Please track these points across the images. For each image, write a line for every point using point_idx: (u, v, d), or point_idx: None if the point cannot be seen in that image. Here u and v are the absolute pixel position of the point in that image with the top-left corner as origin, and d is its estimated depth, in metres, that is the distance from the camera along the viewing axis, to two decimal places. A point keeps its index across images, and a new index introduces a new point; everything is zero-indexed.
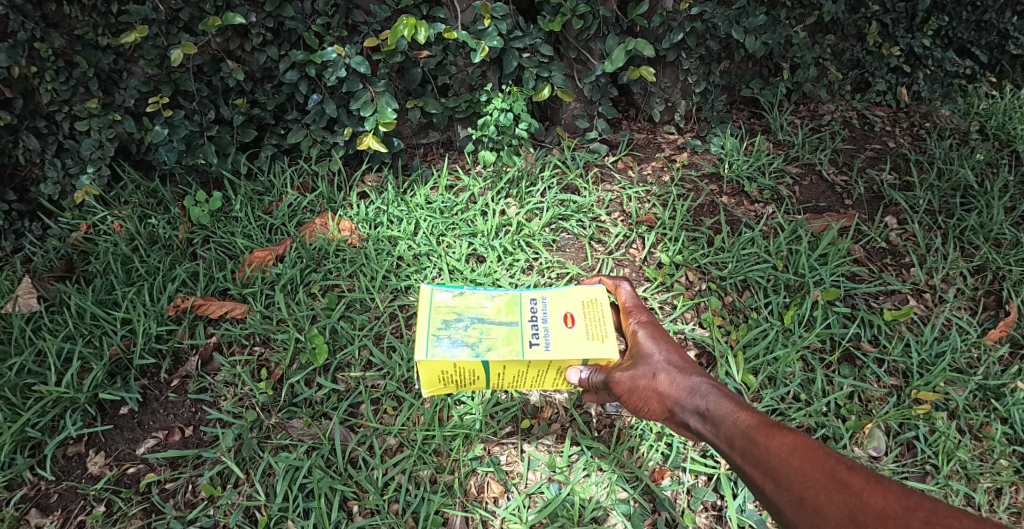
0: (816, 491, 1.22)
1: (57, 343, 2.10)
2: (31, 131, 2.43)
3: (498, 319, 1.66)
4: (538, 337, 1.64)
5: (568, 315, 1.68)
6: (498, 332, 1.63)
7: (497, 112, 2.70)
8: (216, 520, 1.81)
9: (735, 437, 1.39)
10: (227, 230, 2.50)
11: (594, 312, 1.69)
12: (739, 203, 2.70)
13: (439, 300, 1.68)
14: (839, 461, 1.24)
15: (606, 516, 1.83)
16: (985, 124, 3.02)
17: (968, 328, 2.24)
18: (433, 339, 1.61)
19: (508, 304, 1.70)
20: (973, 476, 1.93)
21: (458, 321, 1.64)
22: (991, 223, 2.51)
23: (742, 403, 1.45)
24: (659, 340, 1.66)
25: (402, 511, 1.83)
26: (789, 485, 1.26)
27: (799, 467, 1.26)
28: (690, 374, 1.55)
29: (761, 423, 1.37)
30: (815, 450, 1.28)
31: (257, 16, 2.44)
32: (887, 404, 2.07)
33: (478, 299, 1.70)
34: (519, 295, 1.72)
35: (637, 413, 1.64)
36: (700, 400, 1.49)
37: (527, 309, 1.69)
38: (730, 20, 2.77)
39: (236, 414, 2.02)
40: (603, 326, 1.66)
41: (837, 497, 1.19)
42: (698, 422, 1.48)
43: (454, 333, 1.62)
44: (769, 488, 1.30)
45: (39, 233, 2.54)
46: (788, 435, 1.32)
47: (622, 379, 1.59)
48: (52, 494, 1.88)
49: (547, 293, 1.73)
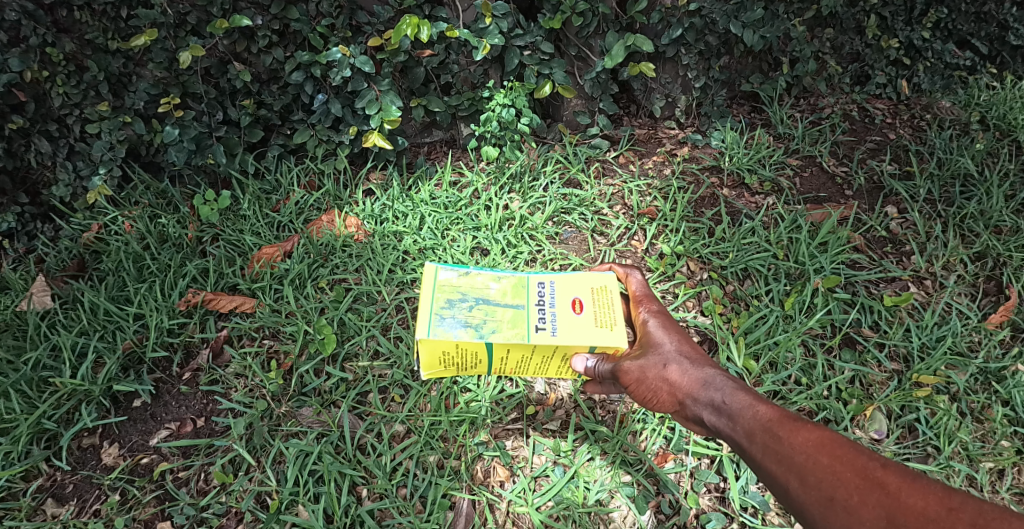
0: (847, 491, 1.18)
1: (71, 338, 2.15)
2: (43, 135, 2.48)
3: (504, 302, 1.70)
4: (545, 322, 1.67)
5: (576, 301, 1.71)
6: (504, 315, 1.67)
7: (500, 108, 2.74)
8: (228, 506, 1.85)
9: (756, 432, 1.36)
10: (236, 229, 2.54)
11: (603, 299, 1.73)
12: (739, 195, 2.74)
13: (443, 279, 1.72)
14: (871, 459, 1.20)
15: (610, 498, 1.87)
16: (987, 115, 3.04)
17: (968, 313, 2.26)
18: (435, 318, 1.64)
19: (515, 287, 1.74)
20: (974, 457, 1.95)
21: (462, 301, 1.68)
22: (991, 210, 2.54)
23: (759, 396, 1.43)
24: (670, 331, 1.68)
25: (410, 495, 1.87)
26: (817, 483, 1.23)
27: (829, 465, 1.23)
28: (703, 366, 1.56)
29: (784, 417, 1.35)
30: (844, 447, 1.24)
31: (262, 19, 2.49)
32: (888, 387, 2.09)
33: (485, 280, 1.74)
34: (527, 279, 1.77)
35: (645, 404, 1.65)
36: (715, 393, 1.49)
37: (535, 293, 1.73)
38: (729, 16, 2.80)
39: (248, 404, 2.06)
40: (612, 314, 1.69)
41: (872, 498, 1.15)
42: (712, 415, 1.48)
43: (457, 313, 1.65)
44: (794, 487, 1.26)
45: (52, 235, 2.60)
46: (813, 430, 1.29)
47: (630, 369, 1.60)
48: (67, 485, 1.92)
49: (555, 278, 1.77)
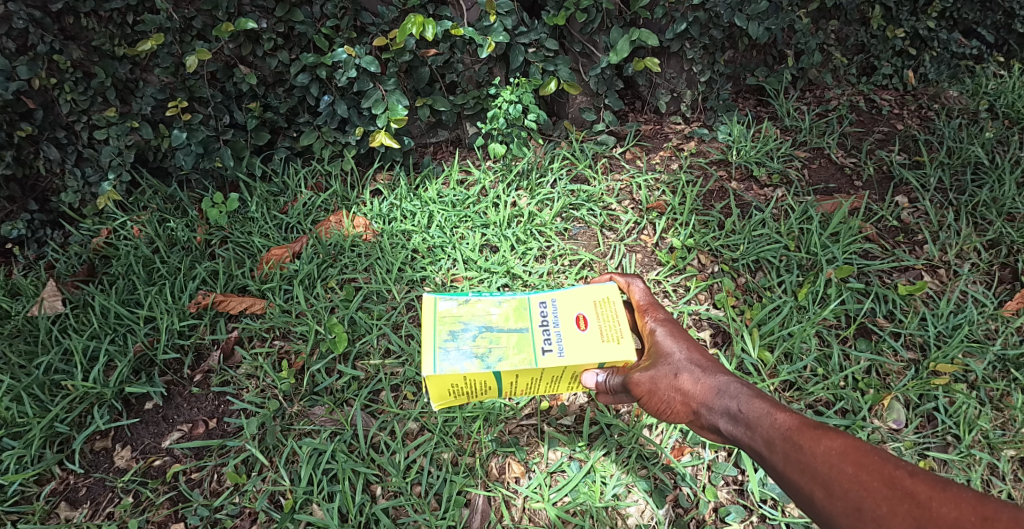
0: (874, 501, 1.16)
1: (82, 341, 2.14)
2: (51, 142, 2.48)
3: (508, 326, 1.63)
4: (551, 342, 1.61)
5: (580, 317, 1.65)
6: (509, 340, 1.61)
7: (506, 104, 2.70)
8: (242, 507, 1.84)
9: (776, 441, 1.34)
10: (244, 231, 2.54)
11: (607, 312, 1.66)
12: (748, 188, 2.72)
13: (443, 309, 1.65)
14: (899, 467, 1.17)
15: (627, 492, 1.85)
16: (995, 103, 3.02)
17: (984, 301, 2.24)
18: (440, 352, 1.58)
19: (517, 310, 1.66)
20: (996, 445, 1.92)
21: (465, 331, 1.61)
22: (1004, 198, 2.52)
23: (776, 404, 1.41)
24: (679, 338, 1.63)
25: (424, 493, 1.87)
26: (843, 493, 1.20)
27: (854, 474, 1.20)
28: (716, 373, 1.53)
29: (804, 425, 1.33)
30: (869, 455, 1.22)
31: (268, 22, 2.49)
32: (906, 376, 2.07)
33: (485, 306, 1.66)
34: (528, 299, 1.69)
35: (659, 415, 1.62)
36: (730, 401, 1.46)
37: (537, 313, 1.66)
38: (733, 9, 2.80)
39: (260, 404, 2.06)
40: (618, 327, 1.63)
41: (901, 509, 1.12)
42: (729, 424, 1.46)
43: (462, 344, 1.59)
44: (819, 497, 1.24)
45: (61, 241, 2.59)
46: (836, 438, 1.27)
47: (641, 380, 1.57)
48: (80, 487, 1.91)
49: (556, 294, 1.70)
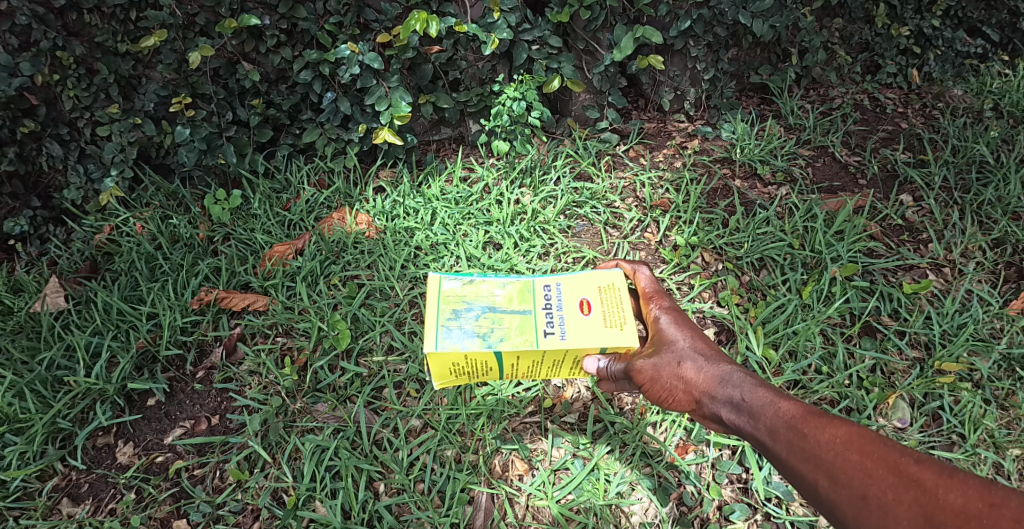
0: (879, 488, 1.15)
1: (85, 337, 2.13)
2: (54, 139, 2.48)
3: (511, 308, 1.62)
4: (554, 326, 1.60)
5: (584, 302, 1.64)
6: (512, 321, 1.60)
7: (509, 101, 2.71)
8: (244, 503, 1.84)
9: (779, 430, 1.34)
10: (247, 227, 2.53)
11: (611, 298, 1.65)
12: (752, 187, 2.71)
13: (447, 288, 1.64)
14: (904, 455, 1.16)
15: (630, 490, 1.85)
16: (999, 102, 3.00)
17: (990, 299, 2.23)
18: (442, 330, 1.57)
19: (521, 292, 1.65)
20: (1001, 445, 1.92)
21: (468, 311, 1.60)
22: (1009, 197, 2.50)
23: (779, 393, 1.40)
24: (683, 327, 1.62)
25: (427, 490, 1.86)
26: (847, 482, 1.19)
27: (859, 462, 1.19)
28: (719, 362, 1.52)
29: (808, 414, 1.32)
30: (875, 442, 1.21)
31: (270, 19, 2.48)
32: (910, 375, 2.07)
33: (489, 287, 1.65)
34: (532, 282, 1.68)
35: (661, 403, 1.61)
36: (733, 390, 1.45)
37: (541, 296, 1.65)
38: (737, 6, 2.78)
39: (263, 400, 2.05)
40: (621, 313, 1.62)
41: (907, 496, 1.11)
42: (731, 412, 1.45)
43: (464, 324, 1.58)
44: (823, 486, 1.23)
45: (64, 238, 2.59)
46: (841, 426, 1.26)
47: (643, 368, 1.56)
48: (83, 484, 1.91)
49: (561, 279, 1.69)
